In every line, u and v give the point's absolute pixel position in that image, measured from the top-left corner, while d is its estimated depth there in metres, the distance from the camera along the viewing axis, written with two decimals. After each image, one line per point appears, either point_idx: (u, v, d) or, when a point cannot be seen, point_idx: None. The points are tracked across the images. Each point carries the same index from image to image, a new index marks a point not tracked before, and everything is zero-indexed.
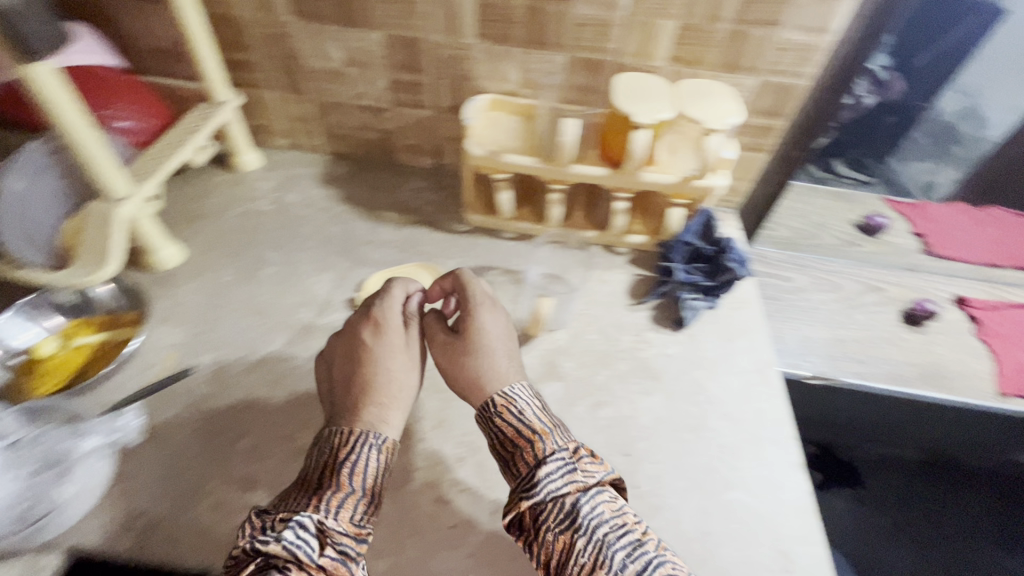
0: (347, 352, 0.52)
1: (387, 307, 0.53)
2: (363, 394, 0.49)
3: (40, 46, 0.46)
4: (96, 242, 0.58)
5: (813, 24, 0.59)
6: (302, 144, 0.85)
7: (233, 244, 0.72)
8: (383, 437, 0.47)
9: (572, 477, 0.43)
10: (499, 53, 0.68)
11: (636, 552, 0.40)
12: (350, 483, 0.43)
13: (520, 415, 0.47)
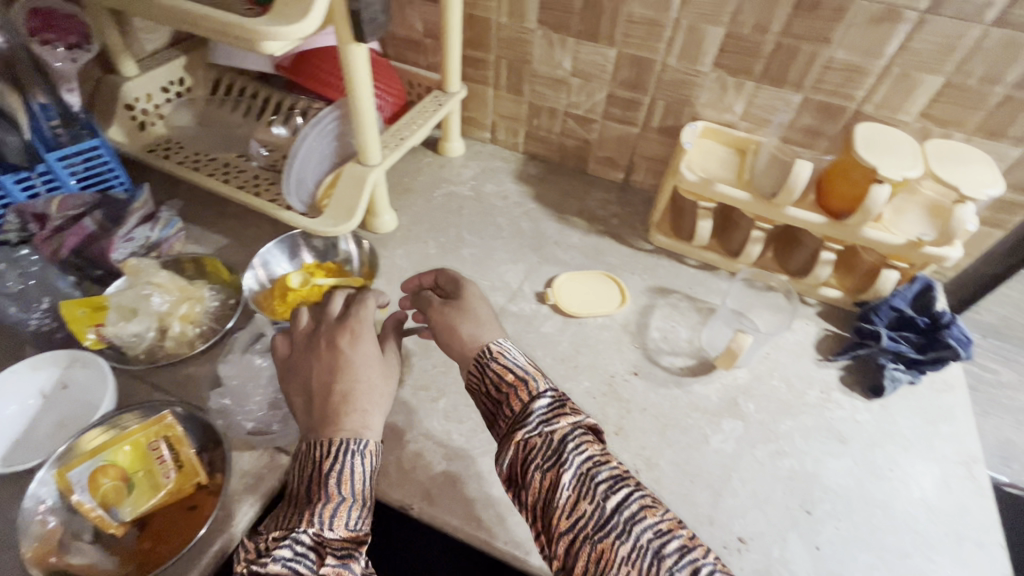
0: (325, 363, 0.50)
1: (365, 315, 0.54)
2: (341, 402, 0.48)
3: (369, 32, 0.54)
4: (346, 198, 0.67)
5: None
6: (502, 140, 0.91)
7: (436, 221, 0.79)
8: (364, 441, 0.45)
9: (560, 414, 0.43)
10: (730, 84, 0.68)
11: (619, 484, 0.39)
12: (338, 492, 0.42)
13: (513, 362, 0.46)
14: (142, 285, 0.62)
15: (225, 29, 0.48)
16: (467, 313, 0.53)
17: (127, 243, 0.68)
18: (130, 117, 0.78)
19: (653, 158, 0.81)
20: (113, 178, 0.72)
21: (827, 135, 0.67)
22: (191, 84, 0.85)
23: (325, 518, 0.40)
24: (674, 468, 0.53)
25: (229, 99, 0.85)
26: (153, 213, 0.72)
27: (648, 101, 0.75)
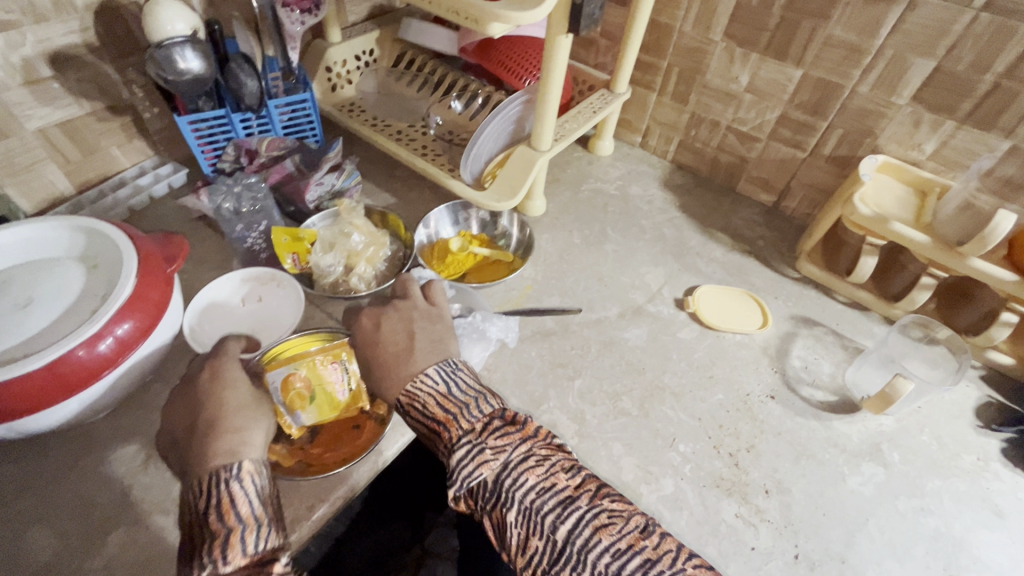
0: (193, 399, 0.51)
1: (229, 353, 0.55)
2: (207, 432, 0.47)
3: (582, 25, 0.61)
4: (515, 176, 0.76)
5: None
6: (652, 146, 0.95)
7: (582, 215, 0.85)
8: (238, 464, 0.45)
9: (482, 458, 0.45)
10: (926, 120, 0.65)
11: (567, 509, 0.43)
12: (224, 525, 0.42)
13: (423, 410, 0.49)
14: (344, 224, 0.73)
15: (464, 11, 0.57)
16: (374, 349, 0.54)
17: (318, 187, 0.80)
18: (326, 78, 0.92)
19: (814, 186, 0.79)
20: (309, 131, 0.86)
21: None
22: (377, 55, 0.99)
23: (213, 558, 0.40)
24: (806, 498, 0.54)
25: (406, 75, 0.97)
26: (339, 165, 0.83)
27: (825, 127, 0.73)
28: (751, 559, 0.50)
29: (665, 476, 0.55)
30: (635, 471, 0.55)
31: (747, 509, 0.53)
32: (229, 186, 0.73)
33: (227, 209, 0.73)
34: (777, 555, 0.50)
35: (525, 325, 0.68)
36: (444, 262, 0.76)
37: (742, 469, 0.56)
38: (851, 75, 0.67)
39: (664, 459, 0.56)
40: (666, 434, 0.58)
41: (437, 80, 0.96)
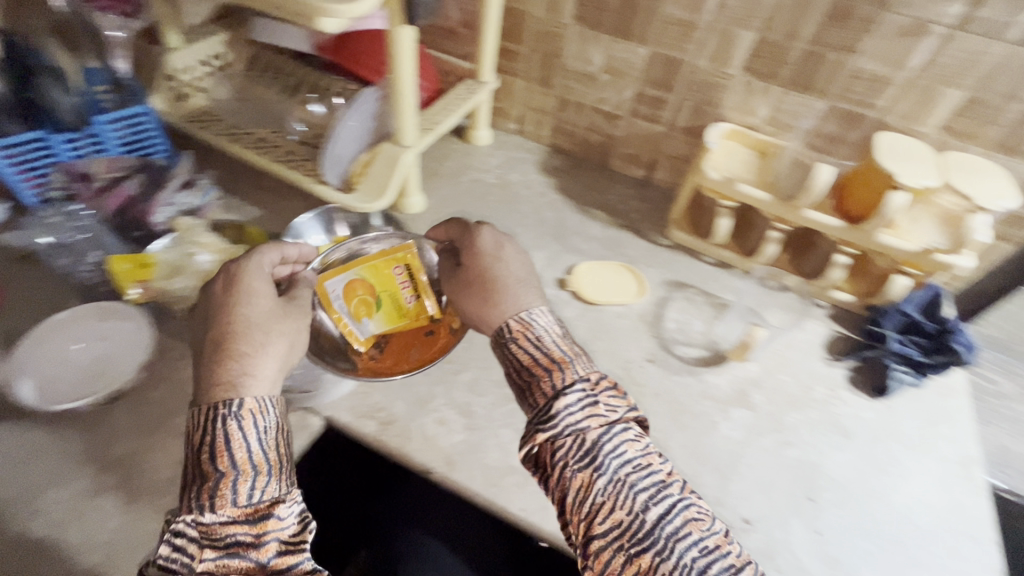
0: (205, 309, 0.50)
1: (255, 264, 0.52)
2: (215, 345, 0.47)
3: None
4: (381, 176, 0.67)
5: None
6: (528, 132, 0.91)
7: (460, 205, 0.79)
8: (239, 402, 0.44)
9: (593, 410, 0.44)
10: (757, 88, 0.70)
11: (661, 494, 0.41)
12: (216, 469, 0.42)
13: (538, 343, 0.48)
14: (186, 244, 0.64)
15: (294, 7, 0.50)
16: (493, 264, 0.55)
17: (166, 207, 0.68)
18: (166, 87, 0.76)
19: (678, 158, 0.82)
20: (155, 145, 0.70)
21: (848, 144, 0.69)
22: (228, 59, 0.82)
23: (206, 501, 0.41)
24: (682, 451, 0.56)
25: (264, 79, 0.82)
26: (192, 180, 0.71)
27: (675, 100, 0.76)
28: None
29: None
30: None
31: None
32: (48, 218, 0.64)
33: (46, 243, 0.64)
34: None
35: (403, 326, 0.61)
36: None
37: None
38: (692, 49, 0.71)
39: None
40: None
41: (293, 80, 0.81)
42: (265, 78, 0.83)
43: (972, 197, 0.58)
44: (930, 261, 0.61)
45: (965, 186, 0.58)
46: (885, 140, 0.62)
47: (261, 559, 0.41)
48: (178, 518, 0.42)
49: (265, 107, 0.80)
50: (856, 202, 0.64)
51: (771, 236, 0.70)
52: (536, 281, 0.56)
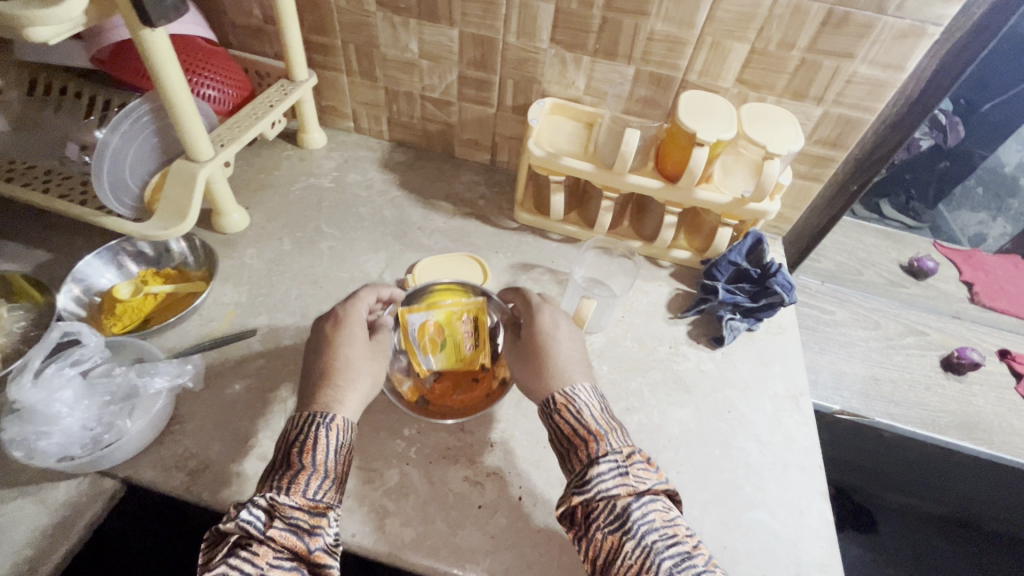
0: (318, 340, 0.51)
1: (357, 308, 0.53)
2: (320, 377, 0.48)
3: (158, 15, 0.49)
4: (176, 199, 0.61)
5: (883, 57, 0.59)
6: (366, 129, 0.87)
7: (292, 216, 0.74)
8: (332, 415, 0.46)
9: (623, 480, 0.43)
10: (569, 59, 0.70)
11: (685, 562, 0.40)
12: (299, 462, 0.43)
13: (578, 414, 0.46)
14: None
15: None
16: (552, 326, 0.54)
17: None
18: None
19: (514, 137, 0.81)
20: None
21: (661, 105, 0.71)
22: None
23: (285, 484, 0.41)
24: (528, 437, 0.55)
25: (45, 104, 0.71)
26: None
27: (498, 80, 0.74)
28: (478, 518, 0.49)
29: (390, 468, 0.52)
30: (356, 475, 0.51)
31: (473, 471, 0.52)
32: None
33: None
34: (501, 504, 0.50)
35: (223, 360, 0.57)
36: (112, 315, 0.58)
37: (467, 431, 0.55)
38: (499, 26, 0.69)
39: (387, 450, 0.53)
40: (390, 424, 0.54)
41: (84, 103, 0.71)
42: (48, 103, 0.72)
43: (764, 144, 0.60)
44: (742, 208, 0.64)
45: (759, 135, 0.61)
46: (687, 99, 0.64)
47: (309, 547, 0.40)
48: (252, 497, 0.41)
49: (53, 132, 0.70)
50: (670, 161, 0.65)
51: (605, 206, 0.70)
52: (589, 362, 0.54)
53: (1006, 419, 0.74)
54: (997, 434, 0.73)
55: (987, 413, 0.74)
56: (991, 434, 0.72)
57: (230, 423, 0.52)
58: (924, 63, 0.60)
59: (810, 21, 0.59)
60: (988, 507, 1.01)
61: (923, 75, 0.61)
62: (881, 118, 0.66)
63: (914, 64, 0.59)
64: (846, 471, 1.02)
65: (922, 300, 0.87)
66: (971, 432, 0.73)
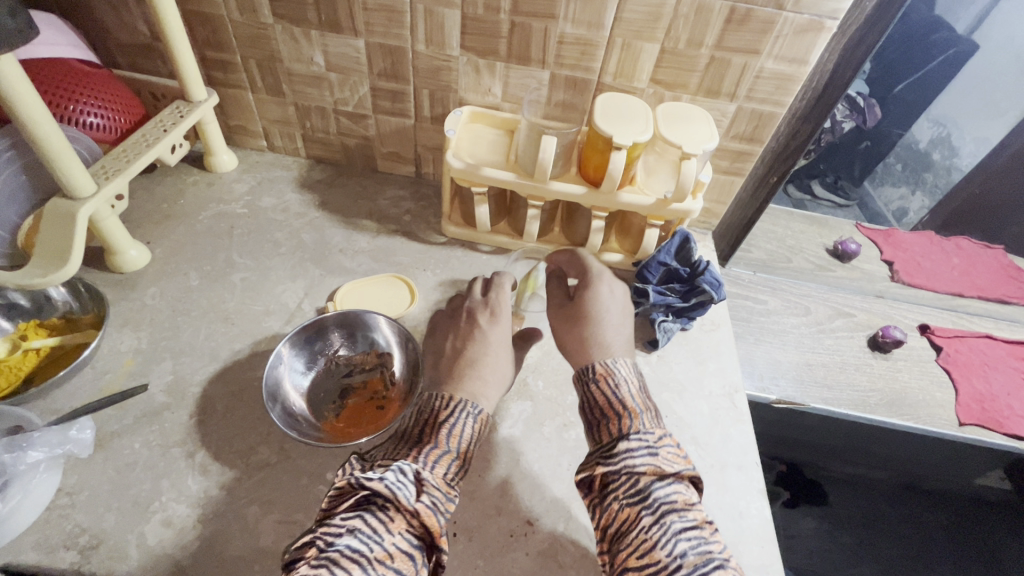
0: (462, 334, 0.57)
1: (503, 296, 0.60)
2: (464, 368, 0.53)
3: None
4: (54, 242, 0.55)
5: (787, 52, 0.60)
6: (280, 147, 0.82)
7: (200, 247, 0.69)
8: (476, 409, 0.49)
9: (650, 462, 0.42)
10: (483, 66, 0.67)
11: (700, 546, 0.38)
12: (437, 438, 0.45)
13: (616, 389, 0.48)
14: None
15: None
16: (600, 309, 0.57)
17: None
18: None
19: (437, 148, 0.78)
20: None
21: (580, 109, 0.70)
22: None
23: (421, 455, 0.43)
24: (461, 466, 0.52)
25: None
26: None
27: (413, 90, 0.71)
28: None
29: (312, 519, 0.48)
30: (275, 530, 0.47)
31: None
32: None
33: None
34: None
35: (121, 417, 0.52)
36: None
37: None
38: (407, 36, 0.66)
39: (308, 498, 0.49)
40: (312, 468, 0.51)
41: None
42: None
43: (680, 144, 0.60)
44: (666, 209, 0.64)
45: (675, 136, 0.60)
46: (602, 101, 0.62)
47: (438, 527, 0.39)
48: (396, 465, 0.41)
49: None
50: (591, 163, 0.64)
51: (531, 215, 0.68)
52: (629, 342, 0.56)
53: (928, 390, 0.77)
54: (923, 405, 0.75)
55: (912, 386, 0.77)
56: (917, 407, 0.75)
57: (129, 488, 0.47)
58: (825, 56, 0.61)
59: (716, 18, 0.59)
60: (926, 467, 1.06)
61: (825, 69, 0.62)
62: (790, 111, 0.66)
63: (816, 56, 0.60)
64: (797, 446, 1.05)
65: (848, 281, 0.90)
66: (900, 408, 0.75)
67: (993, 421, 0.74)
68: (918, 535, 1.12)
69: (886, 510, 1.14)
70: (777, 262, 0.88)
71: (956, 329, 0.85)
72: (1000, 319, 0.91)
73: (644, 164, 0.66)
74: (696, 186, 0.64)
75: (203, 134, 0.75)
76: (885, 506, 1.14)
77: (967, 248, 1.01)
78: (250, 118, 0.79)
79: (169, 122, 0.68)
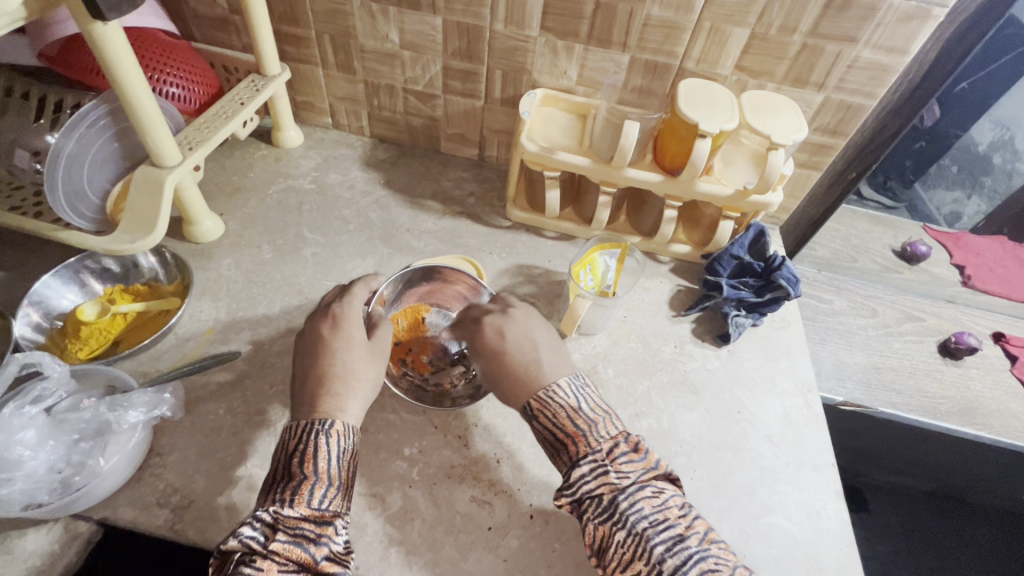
0: (312, 347, 0.49)
1: (350, 305, 0.51)
2: (317, 385, 0.46)
3: (110, 8, 0.44)
4: (141, 210, 0.56)
5: (887, 41, 0.57)
6: (345, 125, 0.83)
7: (271, 222, 0.69)
8: (332, 422, 0.44)
9: (605, 478, 0.41)
10: (561, 48, 0.66)
11: (678, 546, 0.39)
12: (301, 471, 0.41)
13: (554, 419, 0.45)
14: None
15: None
16: (503, 361, 0.49)
17: None
18: None
19: (503, 131, 0.77)
20: None
21: (658, 94, 0.68)
22: None
23: (288, 495, 0.40)
24: (535, 451, 0.52)
25: None
26: None
27: (486, 70, 0.70)
28: (489, 540, 0.46)
29: (392, 493, 0.48)
30: (358, 501, 0.47)
31: (480, 490, 0.49)
32: None
33: None
34: (512, 525, 0.47)
35: (205, 384, 0.53)
36: (76, 339, 0.53)
37: (470, 447, 0.52)
38: (486, 14, 0.65)
39: (387, 472, 0.49)
40: (389, 443, 0.51)
41: (11, 95, 0.62)
42: None
43: (768, 133, 0.58)
44: (746, 202, 0.62)
45: (763, 125, 0.58)
46: (687, 87, 0.61)
47: (316, 557, 0.38)
48: (254, 512, 0.39)
49: None
50: (671, 151, 0.63)
51: (602, 202, 0.67)
52: (557, 352, 0.51)
53: (1001, 401, 0.74)
54: (995, 416, 0.73)
55: (984, 396, 0.74)
56: (989, 419, 0.72)
57: (215, 452, 0.48)
58: (926, 46, 0.58)
59: (814, 3, 0.56)
60: (975, 481, 1.03)
61: (924, 60, 0.60)
62: (882, 103, 0.64)
63: (918, 47, 0.57)
64: (842, 453, 1.02)
65: (916, 284, 0.87)
66: (971, 417, 0.72)
67: None
68: (963, 548, 1.08)
69: (930, 522, 1.10)
70: (843, 261, 0.86)
71: None
72: None
73: (722, 154, 0.65)
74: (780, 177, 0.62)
75: (273, 109, 0.76)
76: (929, 517, 1.11)
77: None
78: (317, 94, 0.79)
79: (246, 95, 0.69)
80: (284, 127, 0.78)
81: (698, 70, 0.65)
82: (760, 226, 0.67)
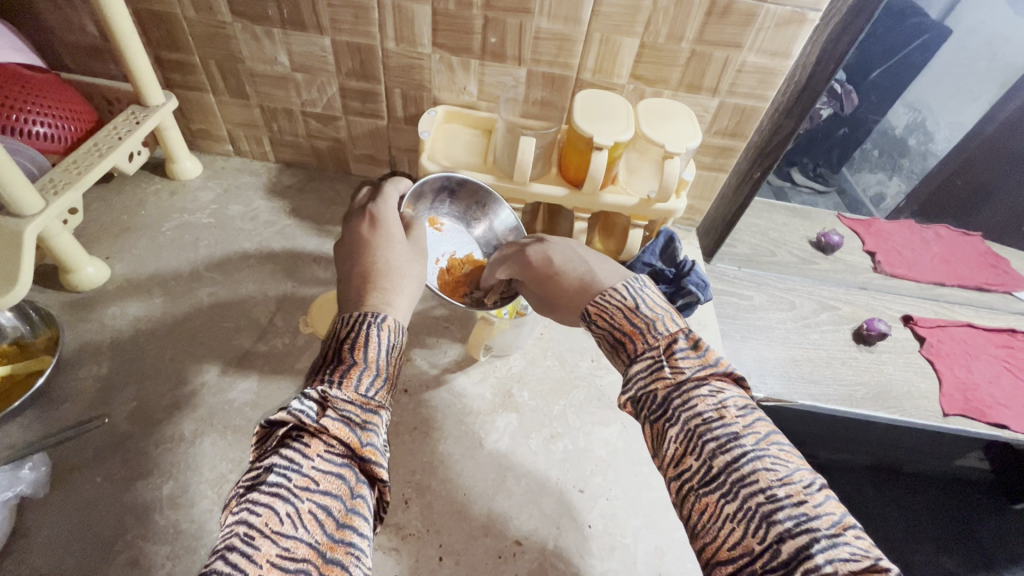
0: (356, 244, 0.47)
1: (385, 204, 0.50)
2: (363, 281, 0.44)
3: None
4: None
5: (769, 45, 0.58)
6: (247, 151, 0.79)
7: (163, 262, 0.65)
8: (384, 316, 0.40)
9: (659, 374, 0.38)
10: (456, 64, 0.64)
11: (733, 443, 0.33)
12: (351, 356, 0.37)
13: (612, 318, 0.42)
14: None
15: None
16: (558, 282, 0.48)
17: None
18: None
19: (412, 150, 0.75)
20: None
21: (559, 107, 0.68)
22: None
23: (336, 378, 0.36)
24: (445, 486, 0.51)
25: None
26: None
27: (384, 89, 0.68)
28: None
29: None
30: None
31: (384, 536, 0.47)
32: None
33: None
34: (419, 570, 0.46)
35: (80, 452, 0.48)
36: None
37: None
38: (377, 34, 0.62)
39: None
40: None
41: None
42: None
43: (664, 142, 0.58)
44: (651, 210, 0.62)
45: (658, 134, 0.58)
46: (584, 100, 0.60)
47: (362, 443, 0.34)
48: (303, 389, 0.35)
49: None
50: (574, 163, 0.62)
51: None
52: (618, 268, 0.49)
53: (912, 382, 0.77)
54: (906, 397, 0.76)
55: (895, 378, 0.77)
56: (902, 401, 0.75)
57: (89, 529, 0.45)
58: (807, 50, 0.59)
59: (697, 12, 0.57)
60: (908, 448, 1.07)
61: (809, 63, 0.60)
62: (773, 105, 0.65)
63: (799, 48, 0.58)
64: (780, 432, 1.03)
65: (831, 274, 0.90)
66: (885, 401, 0.75)
67: (969, 407, 0.76)
68: (901, 515, 1.11)
69: (869, 493, 1.13)
70: (760, 254, 0.87)
71: (935, 319, 0.86)
72: (973, 305, 0.93)
73: (627, 162, 0.65)
74: (682, 184, 0.63)
75: (160, 138, 0.71)
76: (868, 489, 1.13)
77: (945, 236, 1.02)
78: (213, 121, 0.75)
79: (127, 127, 0.64)
80: (180, 158, 0.74)
81: (597, 80, 0.64)
82: (671, 230, 0.67)
